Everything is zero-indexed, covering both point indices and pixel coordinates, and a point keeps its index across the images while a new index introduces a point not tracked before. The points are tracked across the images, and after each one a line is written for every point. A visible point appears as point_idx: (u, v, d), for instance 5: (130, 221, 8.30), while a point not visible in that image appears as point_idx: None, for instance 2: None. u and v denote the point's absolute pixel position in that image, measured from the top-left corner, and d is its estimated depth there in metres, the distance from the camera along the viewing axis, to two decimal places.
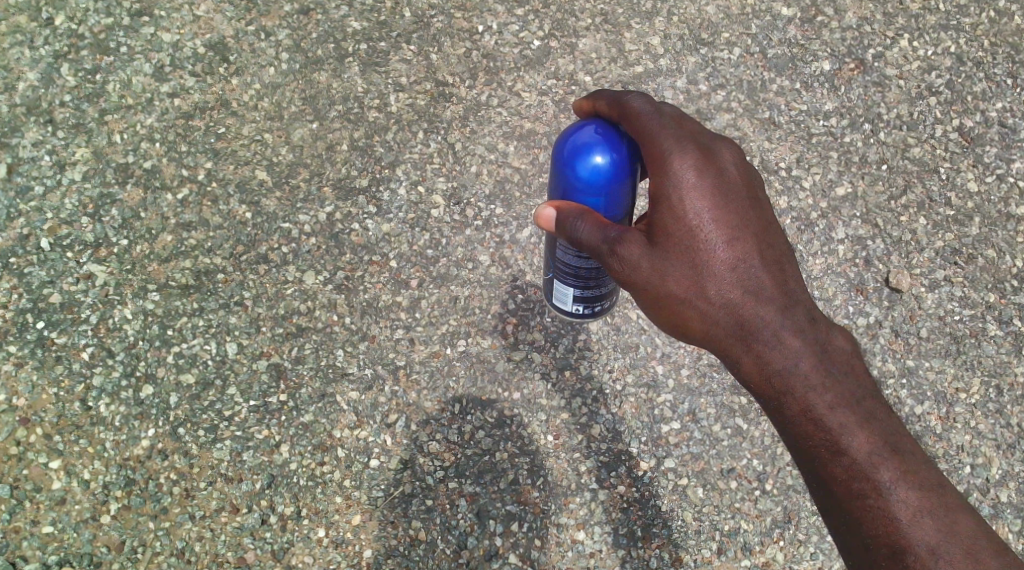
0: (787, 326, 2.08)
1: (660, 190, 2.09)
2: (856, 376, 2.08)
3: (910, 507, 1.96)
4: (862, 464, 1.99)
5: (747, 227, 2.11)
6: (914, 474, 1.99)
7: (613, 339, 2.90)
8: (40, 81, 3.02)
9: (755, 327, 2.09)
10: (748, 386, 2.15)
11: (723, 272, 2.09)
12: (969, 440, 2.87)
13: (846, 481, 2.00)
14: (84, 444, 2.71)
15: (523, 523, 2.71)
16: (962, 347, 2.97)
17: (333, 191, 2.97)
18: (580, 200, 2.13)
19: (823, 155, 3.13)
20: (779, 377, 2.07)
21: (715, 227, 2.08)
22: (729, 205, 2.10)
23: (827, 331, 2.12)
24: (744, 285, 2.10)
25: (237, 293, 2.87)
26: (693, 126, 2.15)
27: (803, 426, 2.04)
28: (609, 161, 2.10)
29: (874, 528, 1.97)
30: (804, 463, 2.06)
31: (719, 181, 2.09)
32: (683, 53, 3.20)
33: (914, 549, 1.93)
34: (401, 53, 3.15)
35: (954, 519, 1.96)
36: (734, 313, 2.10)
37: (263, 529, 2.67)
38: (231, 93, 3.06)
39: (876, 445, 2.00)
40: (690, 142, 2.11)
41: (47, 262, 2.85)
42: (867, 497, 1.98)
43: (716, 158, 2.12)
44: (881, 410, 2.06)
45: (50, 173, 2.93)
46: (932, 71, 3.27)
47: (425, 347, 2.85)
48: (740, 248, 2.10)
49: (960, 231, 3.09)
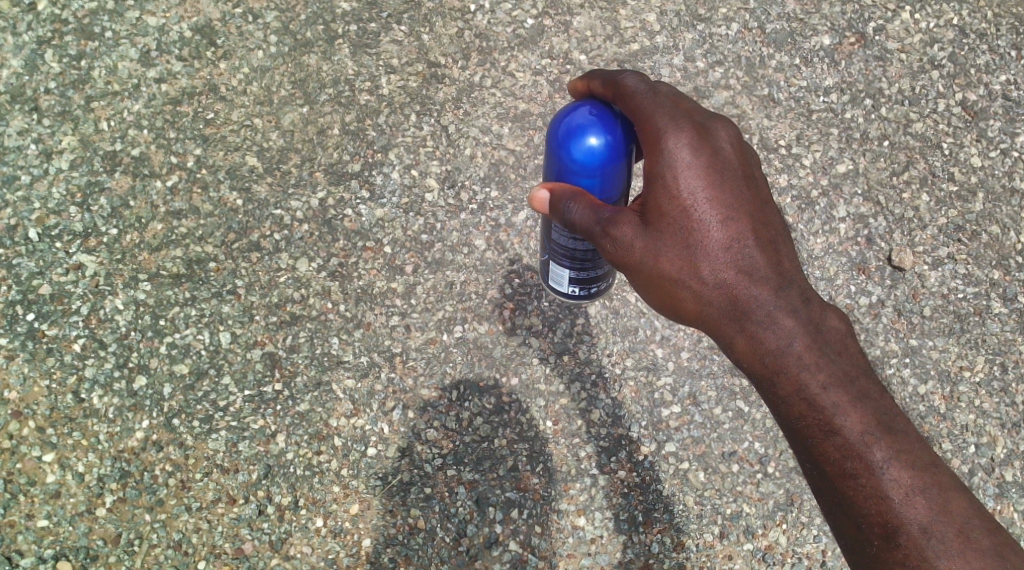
0: (781, 306, 2.04)
1: (654, 168, 2.05)
2: (850, 356, 2.03)
3: (903, 486, 1.92)
4: (854, 444, 1.95)
5: (742, 206, 2.06)
6: (908, 453, 1.95)
7: (612, 323, 2.85)
8: (24, 68, 2.95)
9: (748, 307, 2.04)
10: (741, 367, 2.10)
11: (717, 251, 2.04)
12: (973, 419, 2.85)
13: (839, 461, 1.95)
14: (78, 436, 2.68)
15: (523, 510, 2.70)
16: (966, 325, 2.93)
17: (325, 176, 2.92)
18: (576, 182, 2.09)
19: (823, 132, 3.07)
20: (773, 356, 2.02)
21: (708, 206, 2.03)
22: (724, 184, 2.05)
23: (821, 310, 2.07)
24: (738, 264, 2.05)
25: (229, 281, 2.82)
26: (688, 104, 2.10)
27: (796, 406, 2.00)
28: (604, 141, 2.06)
29: (867, 509, 1.93)
30: (797, 443, 2.02)
31: (714, 160, 2.04)
32: (680, 30, 3.13)
33: (907, 528, 1.89)
34: (392, 34, 3.07)
35: (947, 498, 1.92)
36: (727, 292, 2.05)
37: (260, 519, 2.65)
38: (219, 78, 2.99)
39: (870, 425, 1.95)
40: (686, 120, 2.05)
41: (36, 253, 2.81)
42: (859, 477, 1.93)
43: (712, 136, 2.06)
44: (875, 390, 2.01)
45: (37, 162, 2.88)
46: (935, 44, 3.20)
47: (420, 334, 2.81)
48: (734, 226, 2.05)
49: (964, 207, 3.04)
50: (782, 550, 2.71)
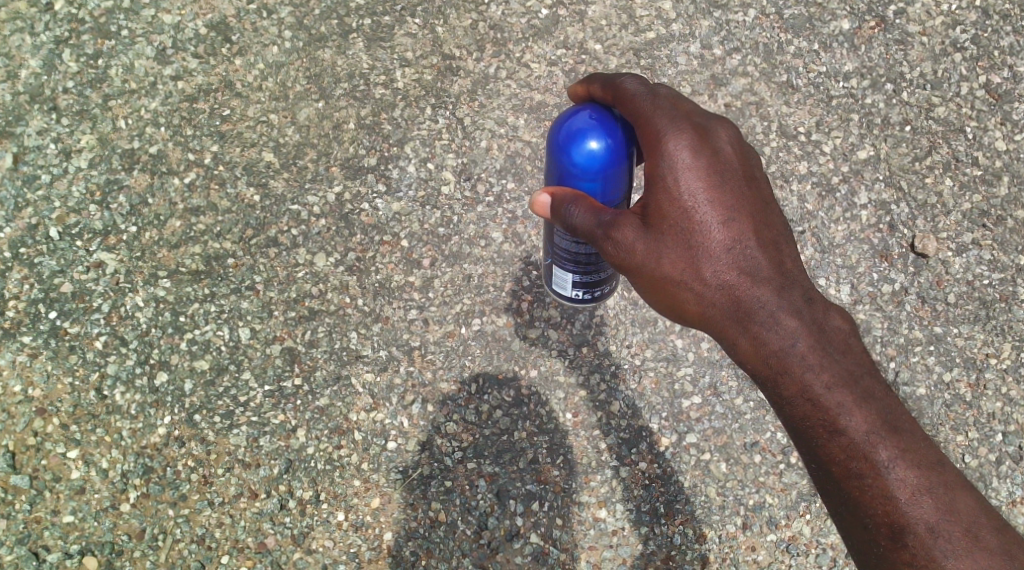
0: (784, 307, 2.01)
1: (654, 170, 2.02)
2: (855, 356, 2.00)
3: (909, 487, 1.89)
4: (860, 445, 1.92)
5: (743, 207, 2.04)
6: (913, 452, 1.92)
7: (631, 314, 2.84)
8: (42, 68, 2.96)
9: (751, 308, 2.02)
10: (745, 369, 2.07)
11: (719, 253, 2.02)
12: (1001, 407, 2.81)
13: (844, 461, 1.92)
14: (101, 433, 2.70)
15: (544, 502, 2.69)
16: (992, 312, 2.89)
17: (341, 171, 2.92)
18: (579, 185, 2.07)
19: (844, 118, 3.03)
20: (776, 357, 1.99)
21: (710, 208, 2.01)
22: (725, 185, 2.03)
23: (824, 310, 2.03)
24: (740, 265, 2.02)
25: (248, 277, 2.83)
26: (689, 106, 2.07)
27: (800, 407, 1.96)
28: (606, 144, 2.03)
29: (873, 509, 1.90)
30: (802, 444, 1.99)
31: (715, 161, 2.02)
32: (696, 17, 3.09)
33: (914, 528, 1.87)
34: (406, 27, 3.06)
35: (954, 497, 1.89)
36: (730, 293, 2.03)
37: (282, 514, 2.66)
38: (235, 74, 2.99)
39: (875, 425, 1.92)
40: (686, 121, 2.03)
41: (57, 251, 2.83)
42: (864, 477, 1.91)
43: (712, 137, 2.04)
44: (880, 389, 1.97)
45: (56, 161, 2.89)
46: (957, 26, 3.14)
47: (439, 327, 2.81)
48: (736, 228, 2.02)
49: (988, 191, 2.99)
50: (805, 541, 2.69)
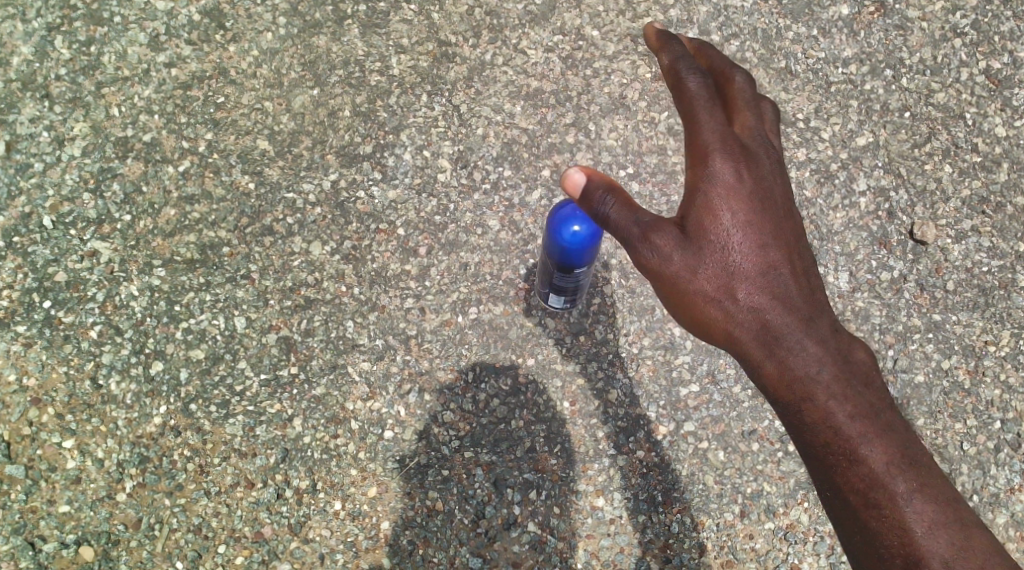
0: (813, 334, 1.95)
1: (696, 180, 2.01)
2: (879, 389, 1.94)
3: (926, 519, 1.84)
4: (878, 474, 1.86)
5: (779, 229, 2.00)
6: (931, 487, 1.86)
7: (629, 302, 2.83)
8: (34, 55, 2.90)
9: (780, 332, 1.95)
10: (767, 395, 2.00)
11: (753, 274, 1.97)
12: (999, 395, 2.80)
13: (863, 490, 1.86)
14: (96, 422, 2.69)
15: (542, 491, 2.69)
16: (991, 299, 2.88)
17: (337, 158, 2.90)
18: (561, 251, 2.42)
19: (842, 105, 3.01)
20: (801, 383, 1.92)
21: (748, 229, 1.98)
22: (762, 204, 2.00)
23: (851, 343, 1.97)
24: (773, 290, 1.97)
25: (243, 266, 2.82)
26: (739, 123, 2.09)
27: (821, 434, 1.90)
28: (585, 230, 2.35)
29: (888, 541, 1.84)
30: (819, 474, 1.91)
31: (757, 183, 2.00)
32: (694, 3, 3.05)
33: (927, 561, 1.81)
34: (402, 13, 3.03)
35: (968, 534, 1.83)
36: (761, 317, 1.97)
37: (279, 503, 2.65)
38: (229, 61, 2.96)
39: (895, 457, 1.86)
40: (734, 141, 2.04)
41: (51, 240, 2.79)
42: (881, 507, 1.85)
43: (757, 161, 2.03)
44: (902, 423, 1.91)
45: (49, 149, 2.85)
46: (957, 12, 3.10)
47: (436, 316, 2.80)
48: (772, 252, 1.98)
49: (987, 177, 2.98)
50: (804, 529, 2.69)
